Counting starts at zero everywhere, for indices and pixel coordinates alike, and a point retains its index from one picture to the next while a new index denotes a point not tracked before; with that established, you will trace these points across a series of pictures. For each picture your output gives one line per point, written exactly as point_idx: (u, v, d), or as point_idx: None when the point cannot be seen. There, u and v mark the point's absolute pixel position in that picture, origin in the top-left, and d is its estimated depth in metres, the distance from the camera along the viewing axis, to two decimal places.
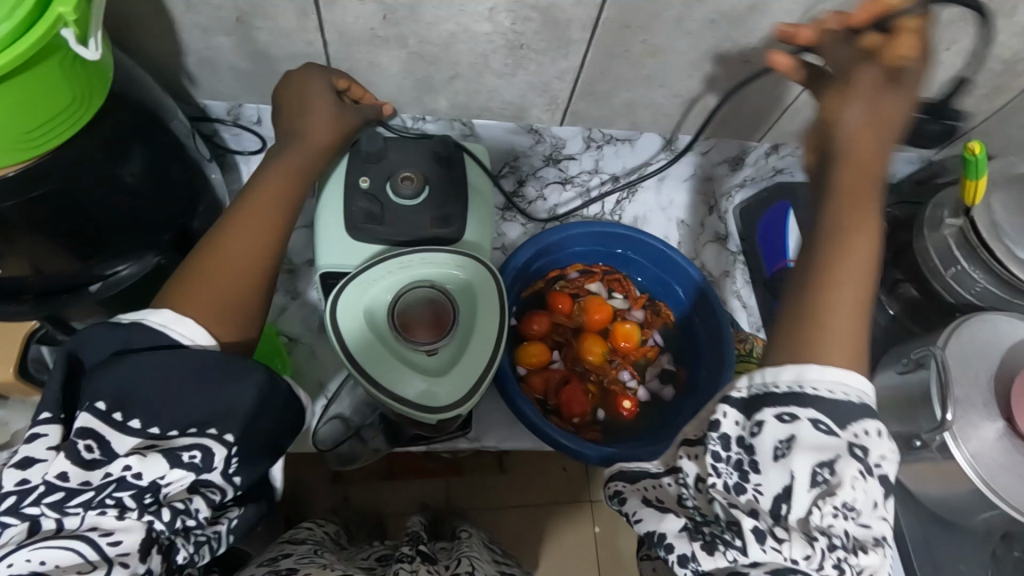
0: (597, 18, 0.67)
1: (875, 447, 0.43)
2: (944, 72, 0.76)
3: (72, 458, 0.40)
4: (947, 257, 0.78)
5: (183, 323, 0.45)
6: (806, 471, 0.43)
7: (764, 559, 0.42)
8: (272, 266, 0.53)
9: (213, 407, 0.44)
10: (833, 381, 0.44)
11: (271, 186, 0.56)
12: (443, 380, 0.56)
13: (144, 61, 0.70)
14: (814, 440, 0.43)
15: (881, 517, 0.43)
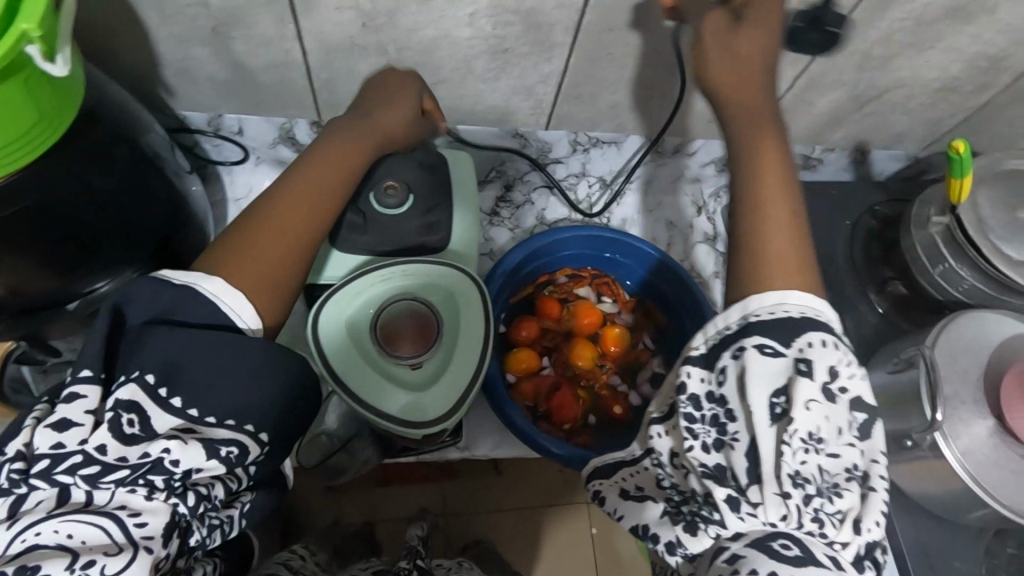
0: (580, 22, 0.66)
1: (827, 357, 0.43)
2: (928, 69, 0.76)
3: (112, 429, 0.40)
4: (934, 254, 0.78)
5: (232, 296, 0.45)
6: (765, 408, 0.43)
7: (744, 529, 0.43)
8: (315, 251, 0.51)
9: (253, 403, 0.43)
10: (772, 303, 0.44)
11: (327, 170, 0.54)
12: (427, 395, 0.55)
13: (120, 73, 0.69)
14: (765, 368, 0.44)
15: (850, 444, 0.43)
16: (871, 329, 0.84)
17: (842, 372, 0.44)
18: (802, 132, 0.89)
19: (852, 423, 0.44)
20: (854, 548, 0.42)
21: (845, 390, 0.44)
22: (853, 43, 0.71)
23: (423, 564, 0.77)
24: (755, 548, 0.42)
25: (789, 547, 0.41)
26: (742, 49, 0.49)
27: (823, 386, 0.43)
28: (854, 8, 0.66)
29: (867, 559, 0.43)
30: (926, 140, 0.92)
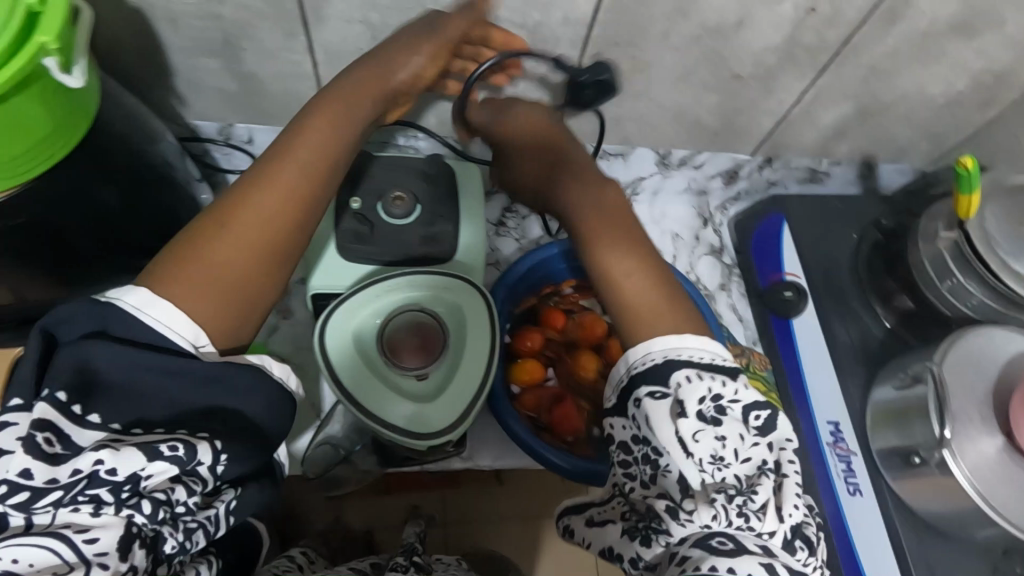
0: (587, 37, 0.67)
1: (696, 392, 0.46)
2: (934, 83, 0.76)
3: (32, 452, 0.37)
4: (942, 269, 0.78)
5: (159, 307, 0.42)
6: (671, 442, 0.46)
7: (687, 534, 0.45)
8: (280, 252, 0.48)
9: (187, 408, 0.42)
10: (641, 354, 0.48)
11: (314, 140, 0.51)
12: (431, 406, 0.56)
13: (132, 84, 0.70)
14: (659, 411, 0.47)
15: (754, 444, 0.47)
16: (876, 343, 0.85)
17: (725, 393, 0.47)
18: (807, 145, 0.89)
19: (751, 425, 0.47)
20: (780, 535, 0.44)
21: (736, 402, 0.47)
22: (859, 58, 0.71)
23: (419, 559, 0.78)
24: (697, 548, 0.42)
25: (725, 543, 0.42)
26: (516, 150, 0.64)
27: (704, 413, 0.46)
28: (860, 23, 0.66)
29: (797, 539, 0.45)
30: (932, 154, 0.92)
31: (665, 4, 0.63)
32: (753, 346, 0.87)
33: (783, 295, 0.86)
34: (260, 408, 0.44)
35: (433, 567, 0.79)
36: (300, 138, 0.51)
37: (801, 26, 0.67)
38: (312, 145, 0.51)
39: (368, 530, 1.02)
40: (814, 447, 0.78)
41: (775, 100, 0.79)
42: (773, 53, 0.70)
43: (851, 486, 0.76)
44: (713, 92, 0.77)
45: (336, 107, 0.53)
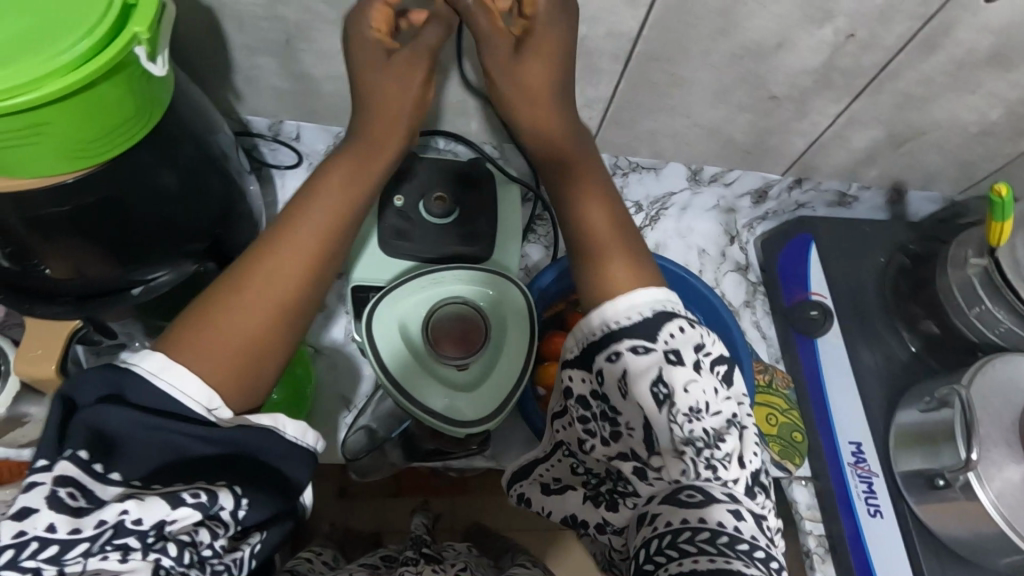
0: (630, 52, 0.69)
1: (692, 340, 0.48)
2: (968, 113, 0.77)
3: (54, 507, 0.37)
4: (970, 296, 0.79)
5: (172, 372, 0.42)
6: (650, 394, 0.47)
7: (654, 492, 0.48)
8: (298, 308, 0.49)
9: (202, 462, 0.43)
10: (627, 309, 0.49)
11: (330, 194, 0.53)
12: (467, 397, 0.58)
13: (193, 76, 0.73)
14: (641, 365, 0.48)
15: (725, 398, 0.49)
16: (901, 366, 0.85)
17: (706, 344, 0.49)
18: (838, 169, 0.90)
19: (720, 380, 0.49)
20: (743, 482, 0.47)
21: (710, 355, 0.49)
22: (896, 84, 0.73)
23: (428, 550, 0.79)
24: (667, 504, 0.46)
25: (694, 495, 0.46)
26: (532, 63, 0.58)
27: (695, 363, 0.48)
28: (899, 50, 0.68)
29: (756, 486, 0.49)
30: (962, 183, 0.92)
31: (709, 23, 0.65)
32: (776, 362, 0.91)
33: (808, 313, 0.87)
34: (272, 457, 0.46)
35: (444, 555, 0.80)
36: (313, 203, 0.53)
37: (839, 51, 0.68)
38: (327, 205, 0.53)
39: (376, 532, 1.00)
40: (834, 468, 0.80)
41: (809, 122, 0.80)
42: (810, 76, 0.72)
43: (871, 507, 0.77)
44: (748, 112, 0.79)
45: (352, 160, 0.56)
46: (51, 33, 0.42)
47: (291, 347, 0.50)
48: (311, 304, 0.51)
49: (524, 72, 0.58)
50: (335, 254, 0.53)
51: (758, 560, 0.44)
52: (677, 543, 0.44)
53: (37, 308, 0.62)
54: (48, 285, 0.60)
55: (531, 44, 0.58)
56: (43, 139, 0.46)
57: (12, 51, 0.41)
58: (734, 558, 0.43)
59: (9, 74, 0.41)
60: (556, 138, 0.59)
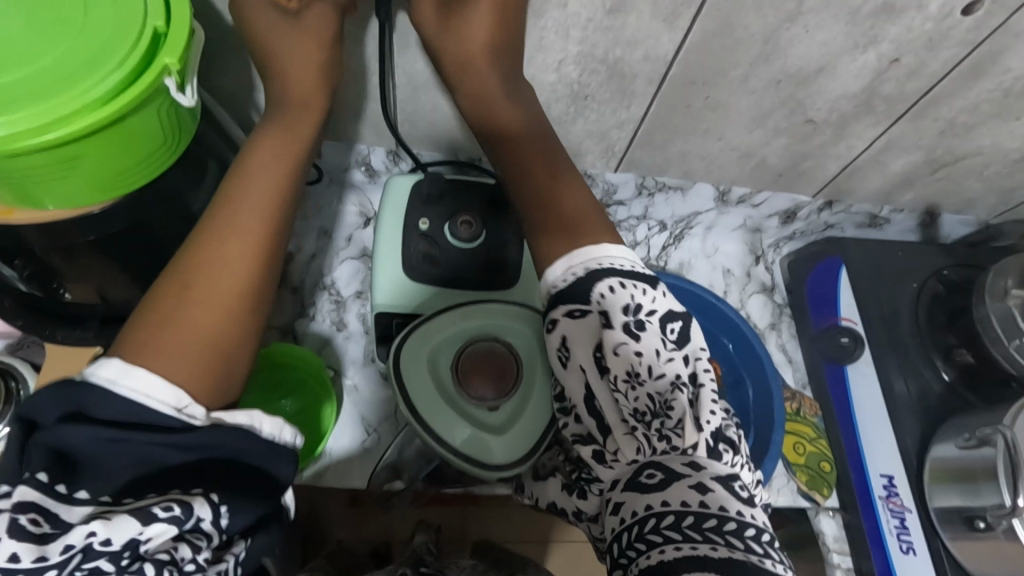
0: (665, 74, 0.67)
1: (620, 301, 0.46)
2: (1012, 139, 0.74)
3: (18, 536, 0.35)
4: (1010, 326, 0.75)
5: (136, 377, 0.40)
6: (591, 361, 0.48)
7: (618, 476, 0.47)
8: (257, 297, 0.48)
9: (173, 469, 0.40)
10: (564, 269, 0.49)
11: (263, 175, 0.52)
12: (497, 438, 0.57)
13: (216, 93, 0.72)
14: (579, 329, 0.48)
15: (669, 359, 0.46)
16: (936, 399, 0.82)
17: (644, 301, 0.47)
18: (872, 192, 0.87)
19: (667, 338, 0.47)
20: (703, 445, 0.44)
21: (654, 311, 0.47)
22: (939, 109, 0.70)
23: (427, 569, 0.77)
24: (630, 489, 0.45)
25: (653, 475, 0.45)
26: (473, 23, 0.57)
27: (626, 325, 0.46)
28: (943, 75, 0.65)
29: (721, 443, 0.46)
30: (999, 208, 0.90)
31: (749, 48, 0.63)
32: (802, 389, 0.91)
33: (839, 340, 0.86)
34: (255, 455, 0.43)
35: (443, 573, 0.78)
36: (248, 177, 0.51)
37: (882, 76, 0.66)
38: (264, 181, 0.52)
39: (386, 539, 0.98)
40: (864, 501, 0.79)
41: (844, 146, 0.78)
42: (850, 100, 0.70)
43: (903, 544, 0.76)
44: (783, 135, 0.76)
45: (274, 137, 0.54)
46: (84, 65, 0.41)
47: (257, 330, 0.48)
48: (265, 295, 0.49)
49: (459, 36, 0.57)
50: (282, 224, 0.51)
51: (727, 534, 0.42)
52: (644, 534, 0.43)
53: (59, 333, 0.62)
54: (71, 308, 0.61)
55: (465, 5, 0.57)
56: (75, 172, 0.45)
57: (45, 89, 0.40)
58: (699, 542, 0.42)
59: (40, 112, 0.40)
60: (506, 116, 0.60)
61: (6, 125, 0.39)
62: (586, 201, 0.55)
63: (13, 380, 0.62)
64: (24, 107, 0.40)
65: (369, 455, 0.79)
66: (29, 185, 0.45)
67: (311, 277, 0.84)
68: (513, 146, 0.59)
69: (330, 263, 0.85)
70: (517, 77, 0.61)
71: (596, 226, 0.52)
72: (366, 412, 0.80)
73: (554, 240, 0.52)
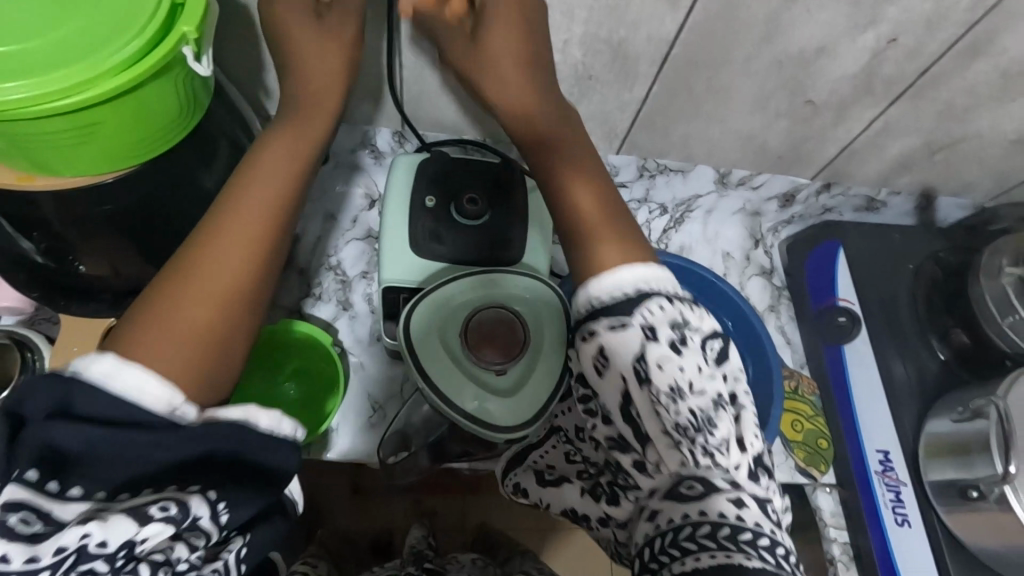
0: (668, 54, 0.68)
1: (665, 319, 0.45)
2: (1009, 121, 0.76)
3: (7, 537, 0.34)
4: (1004, 305, 0.77)
5: (130, 374, 0.38)
6: (631, 372, 0.44)
7: (653, 488, 0.46)
8: (255, 295, 0.45)
9: (170, 465, 0.39)
10: (609, 285, 0.46)
11: (271, 169, 0.49)
12: (504, 401, 0.58)
13: (225, 72, 0.72)
14: (621, 342, 0.45)
15: (712, 376, 0.45)
16: (932, 377, 0.84)
17: (688, 323, 0.45)
18: (870, 176, 0.89)
19: (708, 356, 0.46)
20: (746, 467, 0.44)
21: (698, 330, 0.46)
22: (936, 91, 0.71)
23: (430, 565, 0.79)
24: (668, 502, 0.44)
25: (693, 487, 0.43)
26: (504, 23, 0.56)
27: (670, 340, 0.44)
28: (941, 56, 0.67)
29: (759, 466, 0.46)
30: (994, 191, 0.91)
31: (750, 28, 0.64)
32: (801, 368, 0.91)
33: (836, 320, 0.87)
34: (252, 449, 0.42)
35: (445, 569, 0.81)
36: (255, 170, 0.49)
37: (880, 57, 0.67)
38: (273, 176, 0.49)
39: (388, 527, 1.00)
40: (861, 477, 0.80)
41: (843, 128, 0.79)
42: (850, 82, 0.71)
43: (899, 516, 0.77)
44: (783, 118, 0.78)
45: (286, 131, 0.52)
46: (105, 32, 0.42)
47: (253, 329, 0.46)
48: (263, 293, 0.47)
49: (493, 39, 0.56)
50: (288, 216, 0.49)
51: (763, 549, 0.41)
52: (679, 541, 0.43)
53: (73, 305, 0.63)
54: (85, 281, 0.62)
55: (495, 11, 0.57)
56: (94, 140, 0.46)
57: (66, 55, 0.41)
58: (736, 551, 0.41)
59: (62, 77, 0.41)
60: (542, 116, 0.56)
61: (28, 88, 0.40)
62: (624, 221, 0.50)
63: (30, 353, 0.64)
64: (46, 72, 0.41)
65: (374, 431, 0.80)
66: (50, 151, 0.46)
67: (318, 258, 0.86)
68: (552, 150, 0.54)
69: (336, 244, 0.86)
70: (544, 85, 0.57)
71: (634, 242, 0.49)
72: (373, 388, 0.81)
73: (597, 252, 0.49)
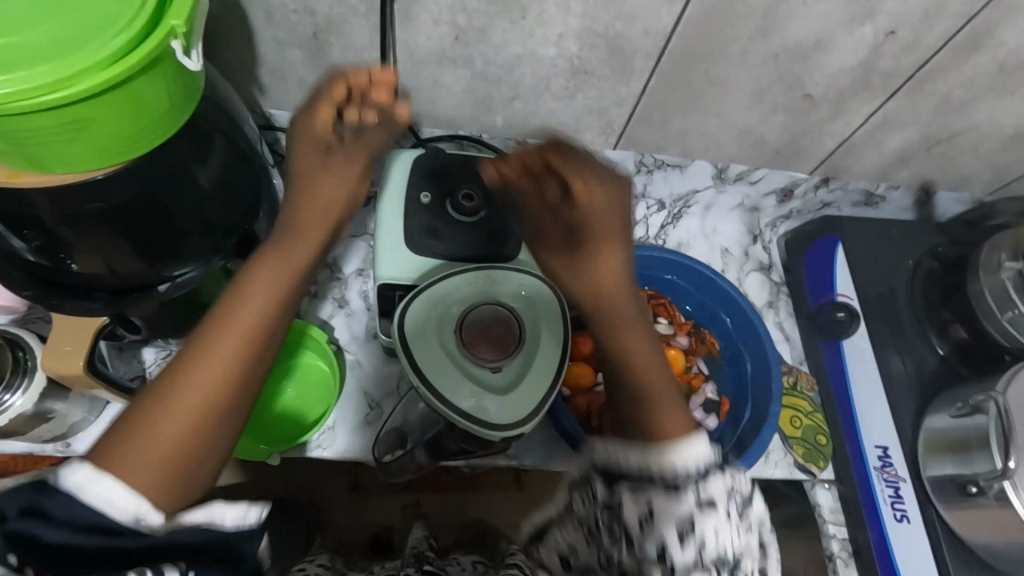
0: (664, 48, 0.67)
1: (716, 484, 0.46)
2: (1008, 114, 0.76)
3: None
4: (1003, 300, 0.77)
5: (102, 483, 0.38)
6: (674, 535, 0.45)
7: None
8: (237, 409, 0.44)
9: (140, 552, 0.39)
10: (644, 456, 0.47)
11: (264, 278, 0.47)
12: (498, 398, 0.58)
13: (218, 68, 0.72)
14: (669, 505, 0.45)
15: (747, 539, 0.46)
16: (931, 372, 0.83)
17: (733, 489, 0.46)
18: (868, 170, 0.88)
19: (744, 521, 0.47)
20: None
21: (738, 494, 0.47)
22: (935, 85, 0.71)
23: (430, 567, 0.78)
24: None
25: None
26: (601, 266, 0.54)
27: (711, 504, 0.45)
28: (940, 49, 0.66)
29: None
30: (992, 185, 0.91)
31: (748, 21, 0.64)
32: (800, 364, 0.89)
33: (835, 316, 0.86)
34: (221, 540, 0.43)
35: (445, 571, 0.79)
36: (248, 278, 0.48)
37: (879, 50, 0.67)
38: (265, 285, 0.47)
39: (387, 525, 1.00)
40: (860, 472, 0.80)
41: (842, 123, 0.79)
42: (848, 76, 0.70)
43: (898, 512, 0.77)
44: (782, 112, 0.77)
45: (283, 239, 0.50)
46: (93, 25, 0.42)
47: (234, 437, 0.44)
48: (246, 401, 0.45)
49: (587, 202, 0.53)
50: (278, 333, 0.47)
51: None
52: None
53: (67, 304, 0.62)
54: (78, 278, 0.61)
55: (594, 244, 0.54)
56: (82, 136, 0.46)
57: (53, 47, 0.41)
58: None
59: (48, 70, 0.40)
60: (616, 285, 0.54)
61: (14, 82, 0.40)
62: (680, 403, 0.50)
63: (23, 352, 0.65)
64: (33, 66, 0.40)
65: (370, 428, 0.79)
66: (38, 148, 0.46)
67: None
68: (620, 309, 0.53)
69: None
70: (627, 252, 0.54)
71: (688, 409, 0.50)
72: (369, 386, 0.81)
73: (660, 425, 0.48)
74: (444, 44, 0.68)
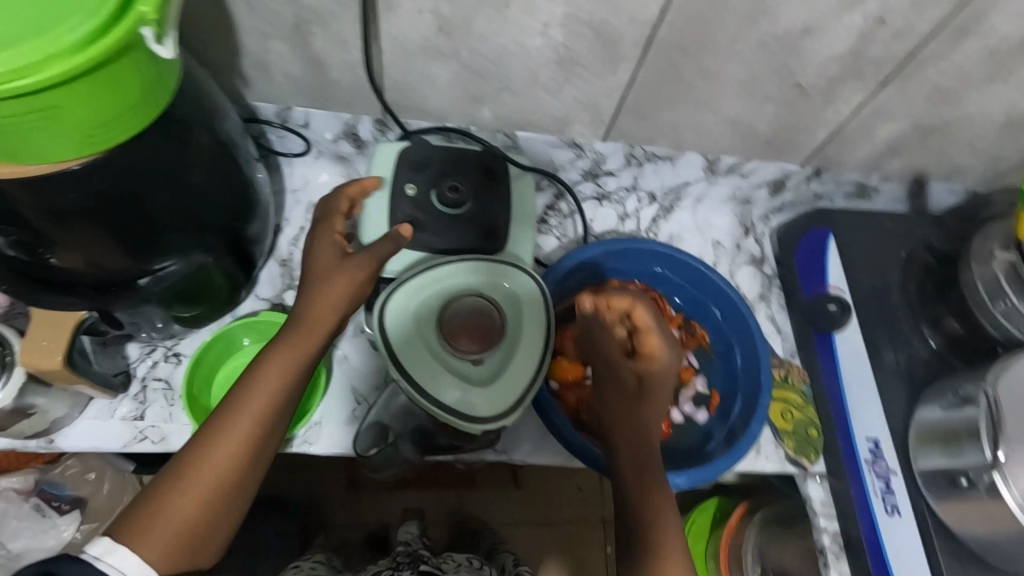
0: (651, 37, 0.67)
1: None
2: (1000, 103, 0.75)
3: None
4: (994, 291, 0.77)
5: (119, 555, 0.46)
6: None
7: None
8: (245, 483, 0.52)
9: None
10: None
11: (271, 374, 0.53)
12: (478, 391, 0.57)
13: (201, 60, 0.71)
14: None
15: None
16: (923, 364, 0.83)
17: None
18: (860, 161, 0.88)
19: None
20: None
21: None
22: (925, 73, 0.70)
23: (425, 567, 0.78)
24: None
25: None
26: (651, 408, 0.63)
27: None
28: (929, 36, 0.66)
29: None
30: (986, 176, 0.90)
31: (735, 8, 0.63)
32: (792, 357, 0.88)
33: (827, 308, 0.84)
34: None
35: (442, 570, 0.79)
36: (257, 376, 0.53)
37: (868, 38, 0.66)
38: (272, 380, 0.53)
39: (383, 523, 1.00)
40: (852, 466, 0.79)
41: (832, 112, 0.78)
42: (837, 64, 0.70)
43: (888, 505, 0.76)
44: (772, 102, 0.76)
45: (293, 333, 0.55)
46: (61, 14, 0.41)
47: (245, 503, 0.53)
48: (254, 474, 0.53)
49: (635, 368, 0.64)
50: (274, 432, 0.53)
51: None
52: None
53: (46, 298, 0.61)
54: (60, 274, 0.59)
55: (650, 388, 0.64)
56: (53, 126, 0.45)
57: (20, 34, 0.40)
58: None
59: (11, 56, 0.39)
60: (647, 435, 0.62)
61: None
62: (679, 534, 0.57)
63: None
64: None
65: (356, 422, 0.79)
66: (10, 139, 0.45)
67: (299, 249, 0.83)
68: (648, 475, 0.60)
69: None
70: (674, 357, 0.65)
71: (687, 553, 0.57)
72: (356, 381, 0.80)
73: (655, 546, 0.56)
74: (428, 33, 0.67)
